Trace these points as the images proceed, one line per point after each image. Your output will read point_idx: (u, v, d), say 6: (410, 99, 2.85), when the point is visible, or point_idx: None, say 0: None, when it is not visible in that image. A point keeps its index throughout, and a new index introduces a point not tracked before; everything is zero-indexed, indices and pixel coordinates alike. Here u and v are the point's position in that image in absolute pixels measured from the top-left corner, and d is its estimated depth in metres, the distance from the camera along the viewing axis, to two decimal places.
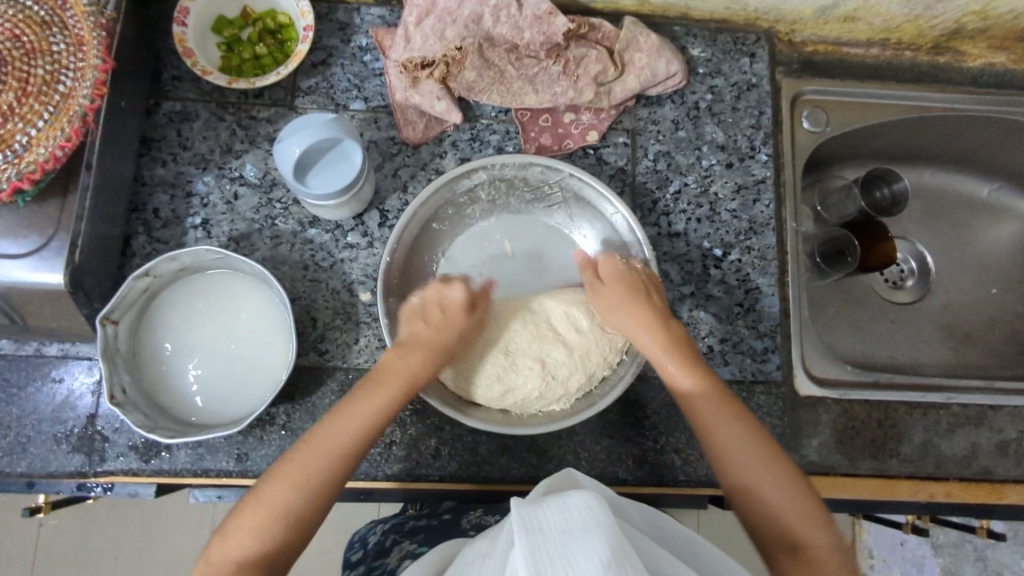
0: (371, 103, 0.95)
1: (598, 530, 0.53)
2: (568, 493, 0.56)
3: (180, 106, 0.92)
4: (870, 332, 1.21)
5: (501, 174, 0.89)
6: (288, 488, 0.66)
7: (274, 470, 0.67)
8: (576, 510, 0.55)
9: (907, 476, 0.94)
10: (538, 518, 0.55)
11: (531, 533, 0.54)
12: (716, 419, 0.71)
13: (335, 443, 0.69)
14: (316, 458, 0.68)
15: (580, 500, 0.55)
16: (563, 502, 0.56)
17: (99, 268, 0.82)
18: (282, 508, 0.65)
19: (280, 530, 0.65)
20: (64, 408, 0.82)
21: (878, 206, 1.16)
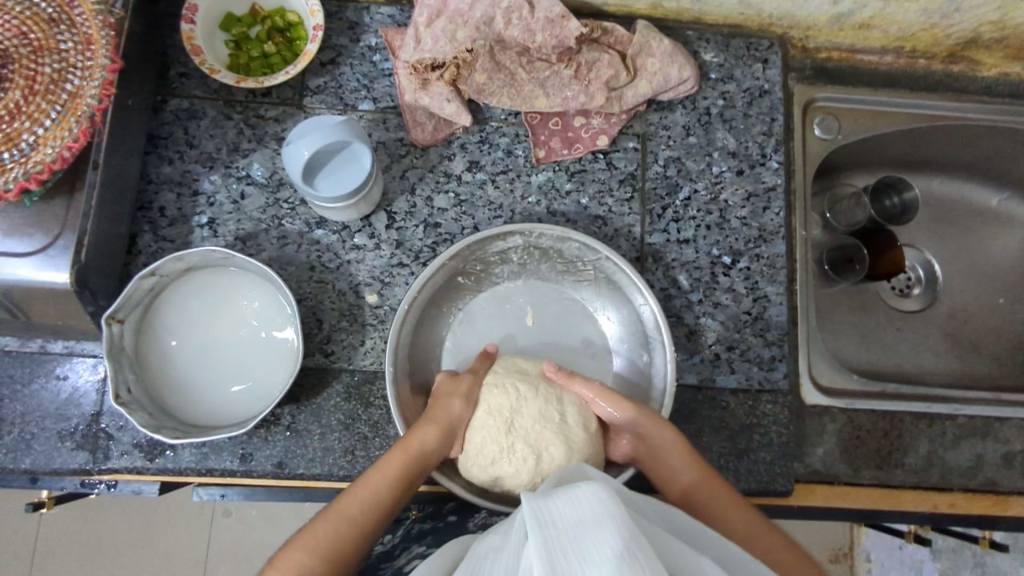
0: (380, 103, 0.94)
1: (608, 518, 0.53)
2: (579, 485, 0.56)
3: (188, 104, 0.91)
4: (876, 340, 1.20)
5: (537, 243, 0.89)
6: (334, 532, 0.66)
7: (316, 515, 0.67)
8: (586, 501, 0.54)
9: (911, 486, 0.93)
10: (550, 512, 0.55)
11: (545, 527, 0.54)
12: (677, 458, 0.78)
13: (373, 490, 0.69)
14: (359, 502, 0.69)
15: (590, 490, 0.55)
16: (574, 494, 0.55)
17: (105, 266, 0.81)
18: (330, 548, 0.65)
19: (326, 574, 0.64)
20: (68, 406, 0.82)
21: (886, 213, 1.15)
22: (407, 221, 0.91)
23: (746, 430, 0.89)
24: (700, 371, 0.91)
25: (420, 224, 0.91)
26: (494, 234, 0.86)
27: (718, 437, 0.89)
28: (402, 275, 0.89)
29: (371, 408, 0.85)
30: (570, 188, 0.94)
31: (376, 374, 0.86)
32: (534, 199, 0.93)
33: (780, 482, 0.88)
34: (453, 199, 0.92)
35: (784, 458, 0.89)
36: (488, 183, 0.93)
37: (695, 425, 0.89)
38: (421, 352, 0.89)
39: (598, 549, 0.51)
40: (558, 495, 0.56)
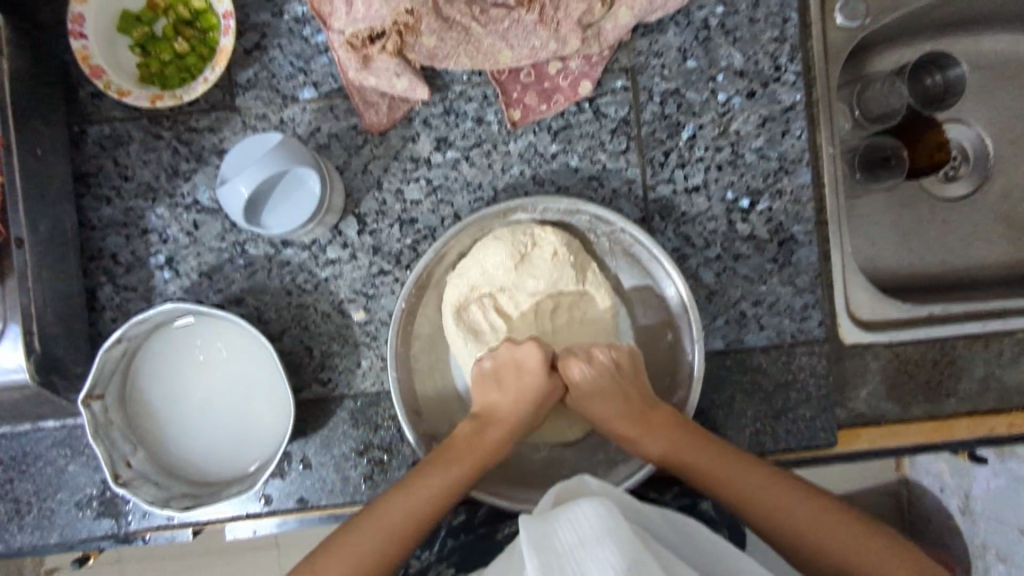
0: (322, 87, 0.81)
1: (608, 535, 0.53)
2: (577, 505, 0.56)
3: (108, 129, 0.80)
4: (918, 238, 1.08)
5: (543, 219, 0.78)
6: (395, 519, 0.67)
7: (373, 506, 0.67)
8: (585, 519, 0.54)
9: (965, 413, 0.87)
10: (549, 535, 0.54)
11: (543, 551, 0.53)
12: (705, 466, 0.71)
13: (440, 474, 0.69)
14: (428, 486, 0.69)
15: (590, 509, 0.55)
16: (573, 515, 0.55)
17: (68, 338, 0.75)
18: (393, 532, 0.66)
19: (387, 565, 0.65)
20: (79, 475, 0.81)
21: (927, 93, 1.00)
22: (380, 221, 0.81)
23: (782, 388, 0.83)
24: (726, 334, 0.83)
25: (395, 223, 0.81)
26: (490, 215, 0.75)
27: (750, 400, 0.83)
28: (387, 283, 0.81)
29: (381, 431, 0.81)
30: (556, 149, 0.82)
31: (380, 395, 0.81)
32: (516, 170, 0.82)
33: (822, 435, 0.83)
34: (426, 187, 0.81)
35: (824, 410, 0.83)
36: (462, 161, 0.81)
37: (726, 391, 0.83)
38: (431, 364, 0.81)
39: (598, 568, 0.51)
40: (556, 518, 0.55)
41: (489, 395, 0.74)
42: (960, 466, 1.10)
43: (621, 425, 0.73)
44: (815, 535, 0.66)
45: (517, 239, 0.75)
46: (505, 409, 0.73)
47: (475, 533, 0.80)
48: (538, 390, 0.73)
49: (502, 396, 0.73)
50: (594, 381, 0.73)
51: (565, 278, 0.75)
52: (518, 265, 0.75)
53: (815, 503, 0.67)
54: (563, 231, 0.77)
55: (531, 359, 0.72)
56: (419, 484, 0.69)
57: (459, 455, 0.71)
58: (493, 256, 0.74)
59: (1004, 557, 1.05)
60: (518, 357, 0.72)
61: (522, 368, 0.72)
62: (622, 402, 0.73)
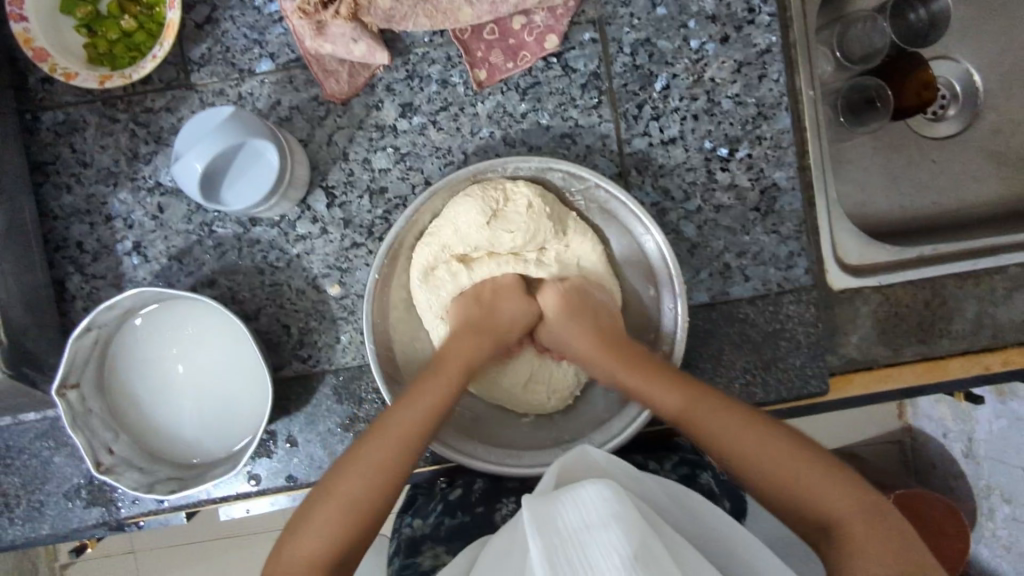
0: (279, 58, 0.78)
1: (615, 519, 0.52)
2: (584, 485, 0.55)
3: (62, 115, 0.77)
4: (907, 180, 1.05)
5: (515, 179, 0.76)
6: (380, 454, 0.64)
7: (359, 445, 0.65)
8: (592, 502, 0.53)
9: (959, 353, 0.85)
10: (556, 516, 0.52)
11: (549, 533, 0.51)
12: (708, 421, 0.65)
13: (421, 400, 0.67)
14: (413, 413, 0.66)
15: (597, 492, 0.54)
16: (579, 495, 0.54)
17: (39, 330, 0.74)
18: (380, 469, 0.64)
19: (377, 500, 0.63)
20: (66, 467, 0.80)
21: (912, 30, 0.97)
22: (349, 193, 0.79)
23: (770, 339, 0.81)
24: (710, 287, 0.82)
25: (364, 194, 0.79)
26: (460, 178, 0.72)
27: (738, 352, 0.82)
28: (361, 256, 0.79)
29: (365, 405, 0.80)
30: (525, 108, 0.79)
31: (361, 369, 0.80)
32: (486, 132, 0.79)
33: (814, 383, 0.81)
34: (394, 155, 0.79)
35: (815, 358, 0.81)
36: (429, 126, 0.79)
37: (713, 345, 0.82)
38: (410, 336, 0.79)
39: (604, 557, 0.50)
40: (562, 498, 0.54)
41: (465, 339, 0.73)
42: (963, 410, 1.15)
43: (591, 347, 0.73)
44: (833, 511, 0.59)
45: (488, 195, 0.72)
46: (474, 342, 0.73)
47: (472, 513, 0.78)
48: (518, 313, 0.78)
49: (481, 315, 0.76)
50: (564, 300, 0.76)
51: (543, 229, 0.74)
52: (491, 222, 0.72)
53: (839, 479, 0.61)
54: (536, 188, 0.75)
55: (509, 305, 0.77)
56: (399, 415, 0.66)
57: (443, 379, 0.70)
58: (464, 215, 0.72)
59: (1008, 495, 1.10)
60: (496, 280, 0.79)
61: (499, 290, 0.78)
62: (593, 317, 0.75)
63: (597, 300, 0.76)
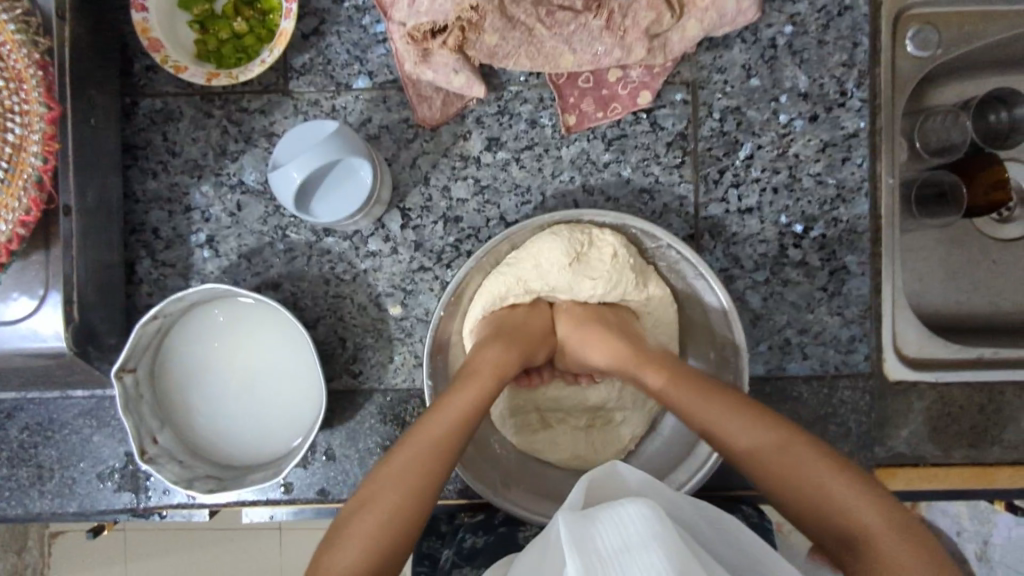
0: (377, 77, 0.79)
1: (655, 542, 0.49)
2: (622, 502, 0.52)
3: (160, 103, 0.79)
4: (965, 278, 1.05)
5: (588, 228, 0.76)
6: (433, 436, 0.60)
7: (404, 434, 0.60)
8: (632, 521, 0.50)
9: (1009, 463, 0.84)
10: (592, 536, 0.50)
11: (585, 553, 0.49)
12: (732, 423, 0.59)
13: (477, 385, 0.64)
14: (465, 398, 0.63)
15: (635, 508, 0.51)
16: (617, 513, 0.51)
17: (105, 310, 0.75)
18: (434, 438, 0.60)
19: (420, 508, 0.57)
20: (103, 447, 0.80)
21: (989, 130, 0.97)
22: (424, 218, 0.80)
23: (820, 422, 0.81)
24: (767, 361, 0.81)
25: (439, 221, 0.80)
26: (540, 222, 0.73)
27: None
28: (426, 280, 0.80)
29: (408, 429, 0.79)
30: (609, 158, 0.80)
31: (410, 393, 0.79)
32: (567, 177, 0.80)
33: None
34: (474, 186, 0.80)
35: (862, 448, 0.81)
36: (512, 163, 0.80)
37: None
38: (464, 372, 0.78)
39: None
40: (600, 516, 0.52)
41: (490, 348, 0.68)
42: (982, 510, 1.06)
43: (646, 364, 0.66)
44: (817, 502, 0.54)
45: (574, 237, 0.72)
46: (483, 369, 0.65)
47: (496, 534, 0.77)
48: (539, 328, 0.74)
49: (513, 325, 0.72)
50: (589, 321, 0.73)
51: (625, 281, 0.73)
52: (574, 264, 0.72)
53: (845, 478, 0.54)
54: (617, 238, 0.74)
55: (533, 320, 0.74)
56: (451, 400, 0.62)
57: (474, 382, 0.64)
58: (548, 253, 0.71)
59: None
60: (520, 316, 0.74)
61: (530, 319, 0.74)
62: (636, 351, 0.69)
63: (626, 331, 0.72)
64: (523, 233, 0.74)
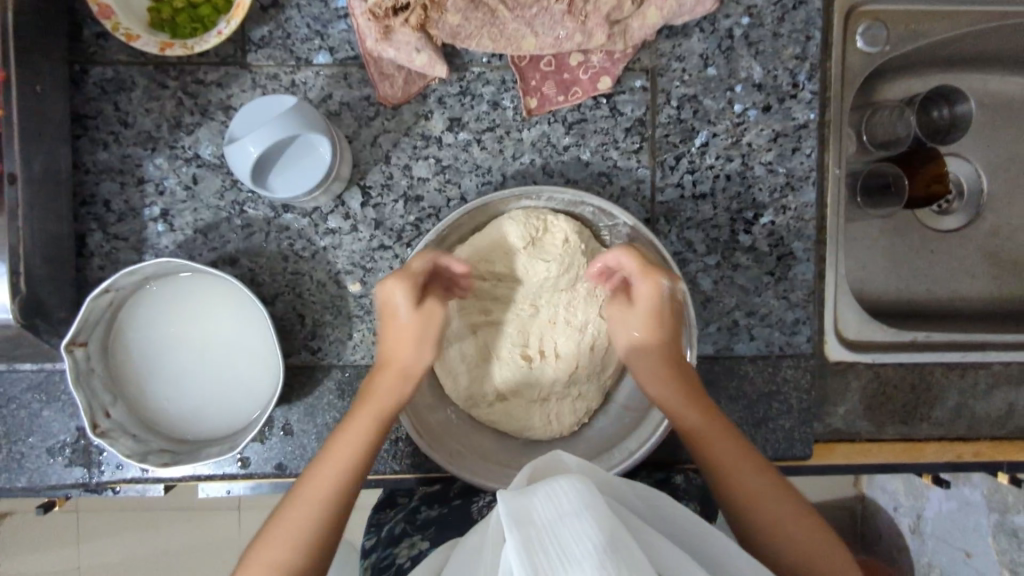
0: (338, 53, 0.79)
1: (590, 512, 0.48)
2: (557, 478, 0.51)
3: (111, 72, 0.77)
4: (906, 265, 1.10)
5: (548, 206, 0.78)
6: (347, 459, 0.64)
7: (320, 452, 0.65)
8: (566, 495, 0.49)
9: (935, 438, 0.90)
10: (531, 509, 0.48)
11: (525, 526, 0.47)
12: (727, 453, 0.67)
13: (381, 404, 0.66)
14: (367, 420, 0.66)
15: (570, 484, 0.50)
16: (551, 488, 0.49)
17: (55, 284, 0.73)
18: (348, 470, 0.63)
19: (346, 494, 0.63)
20: (53, 422, 0.79)
21: (931, 125, 1.02)
22: (385, 196, 0.80)
23: (764, 399, 0.85)
24: (716, 341, 0.85)
25: (399, 199, 0.80)
26: (498, 199, 0.74)
27: (732, 408, 0.85)
28: (386, 259, 0.80)
29: None
30: (569, 142, 0.81)
31: (369, 369, 0.80)
32: (527, 159, 0.81)
33: (798, 447, 0.85)
34: (435, 166, 0.80)
35: (803, 424, 0.85)
36: (474, 144, 0.80)
37: (710, 397, 0.85)
38: None
39: (580, 548, 0.46)
40: (536, 491, 0.50)
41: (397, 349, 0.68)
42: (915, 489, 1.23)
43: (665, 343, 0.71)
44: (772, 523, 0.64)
45: (529, 222, 0.75)
46: (394, 352, 0.68)
47: (450, 504, 0.79)
48: (417, 332, 0.68)
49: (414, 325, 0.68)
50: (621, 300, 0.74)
51: (576, 263, 0.76)
52: (529, 248, 0.75)
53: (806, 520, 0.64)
54: (569, 220, 0.77)
55: (411, 316, 0.68)
56: (357, 420, 0.65)
57: (389, 376, 0.67)
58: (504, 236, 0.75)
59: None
60: (398, 308, 0.67)
61: (396, 316, 0.68)
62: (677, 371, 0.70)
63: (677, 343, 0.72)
64: (482, 210, 0.76)
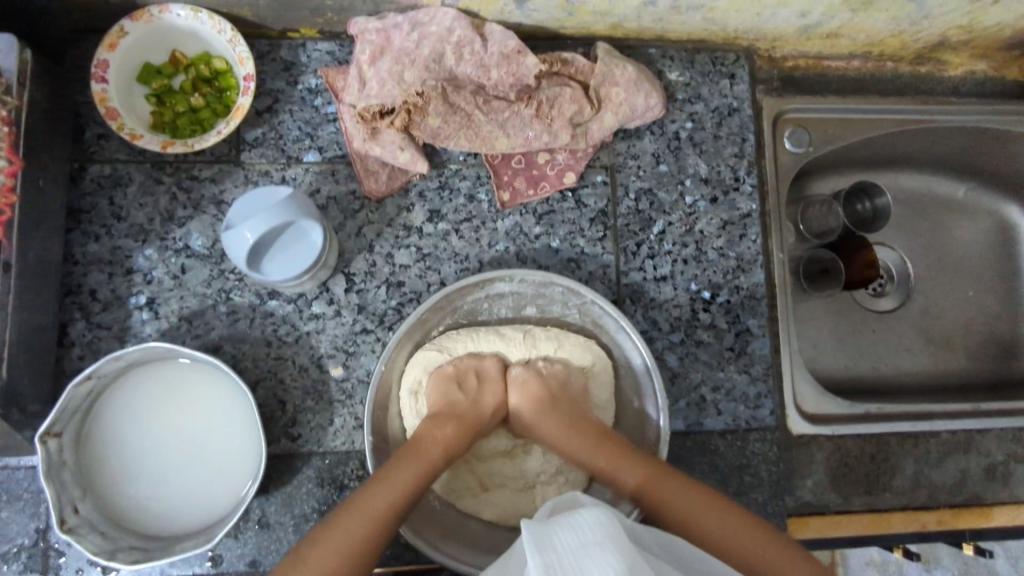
0: (326, 153, 0.86)
1: (611, 545, 0.49)
2: (580, 511, 0.52)
3: (109, 169, 0.82)
4: (853, 345, 1.18)
5: (521, 289, 0.83)
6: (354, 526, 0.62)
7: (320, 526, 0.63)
8: (588, 525, 0.50)
9: (899, 507, 0.93)
10: (551, 536, 0.50)
11: (546, 552, 0.49)
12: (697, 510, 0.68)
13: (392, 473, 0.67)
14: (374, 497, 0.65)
15: (592, 516, 0.51)
16: (574, 520, 0.51)
17: (33, 372, 0.73)
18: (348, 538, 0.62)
19: (374, 539, 0.63)
20: (11, 523, 0.75)
21: (857, 217, 1.13)
22: (367, 282, 0.84)
23: (736, 472, 0.87)
24: (687, 416, 0.88)
25: (381, 285, 0.84)
26: (472, 283, 0.79)
27: (707, 483, 0.87)
28: (368, 342, 0.83)
29: (346, 492, 0.79)
30: (539, 231, 0.88)
31: (349, 455, 0.80)
32: (501, 247, 0.87)
33: (773, 521, 0.87)
34: (416, 254, 0.85)
35: (775, 496, 0.87)
36: (452, 234, 0.87)
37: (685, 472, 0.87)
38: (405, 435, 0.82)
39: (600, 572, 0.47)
40: (559, 522, 0.52)
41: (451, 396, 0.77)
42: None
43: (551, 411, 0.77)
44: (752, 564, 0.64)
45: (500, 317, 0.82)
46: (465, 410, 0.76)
47: None
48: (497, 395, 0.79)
49: (461, 399, 0.77)
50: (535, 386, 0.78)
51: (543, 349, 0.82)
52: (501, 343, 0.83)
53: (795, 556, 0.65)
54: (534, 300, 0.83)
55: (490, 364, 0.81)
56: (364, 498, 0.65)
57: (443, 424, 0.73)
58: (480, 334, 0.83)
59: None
60: (481, 366, 0.80)
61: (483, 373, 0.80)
62: (569, 413, 0.77)
63: (572, 401, 0.79)
64: (457, 294, 0.80)
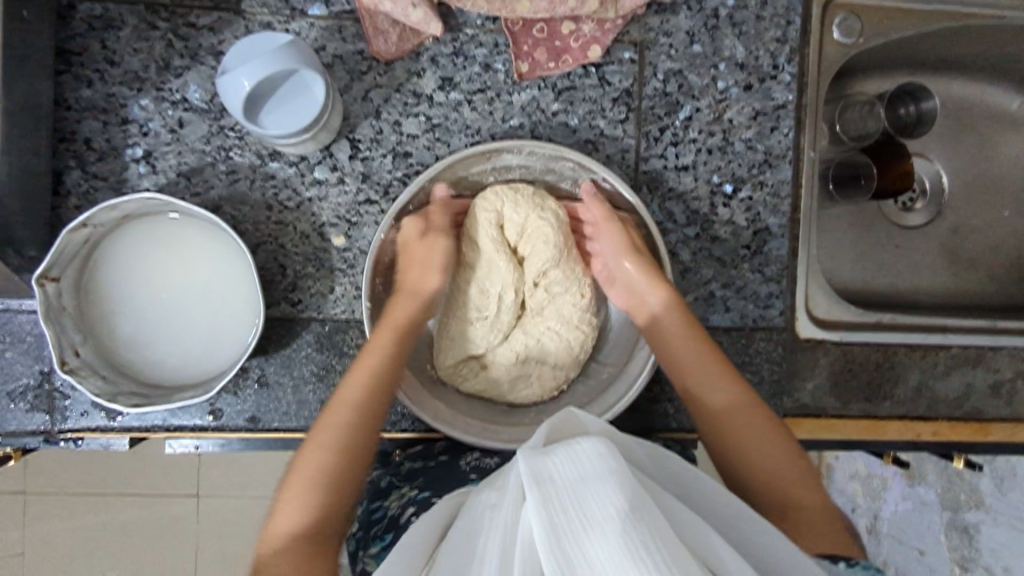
0: (333, 7, 0.79)
1: (611, 475, 0.47)
2: (581, 440, 0.49)
3: (101, 9, 0.76)
4: (871, 257, 1.14)
5: (530, 163, 0.79)
6: (311, 468, 0.63)
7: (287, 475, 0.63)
8: (586, 456, 0.48)
9: (897, 416, 0.93)
10: (548, 468, 0.48)
11: (543, 484, 0.47)
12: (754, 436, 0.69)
13: (355, 397, 0.66)
14: (343, 422, 0.65)
15: (592, 446, 0.49)
16: (574, 450, 0.49)
17: (29, 216, 0.71)
18: (326, 477, 0.62)
19: (344, 471, 0.63)
20: (15, 364, 0.76)
21: (899, 121, 1.05)
22: (373, 150, 0.80)
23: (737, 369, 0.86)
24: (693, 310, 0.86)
25: (388, 154, 0.80)
26: (481, 154, 0.75)
27: None
28: (371, 213, 0.80)
29: (345, 358, 0.79)
30: (557, 108, 0.83)
31: (348, 323, 0.79)
32: (516, 122, 0.82)
33: None
34: (425, 124, 0.81)
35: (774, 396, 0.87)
36: (464, 104, 0.81)
37: None
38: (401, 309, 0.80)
39: (599, 508, 0.45)
40: (556, 452, 0.49)
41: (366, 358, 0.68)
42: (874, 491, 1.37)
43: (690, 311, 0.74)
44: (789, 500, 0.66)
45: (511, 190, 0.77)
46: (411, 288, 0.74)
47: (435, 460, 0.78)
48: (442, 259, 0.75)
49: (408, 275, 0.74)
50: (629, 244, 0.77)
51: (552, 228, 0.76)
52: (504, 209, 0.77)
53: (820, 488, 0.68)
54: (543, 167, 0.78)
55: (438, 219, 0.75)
56: (326, 428, 0.65)
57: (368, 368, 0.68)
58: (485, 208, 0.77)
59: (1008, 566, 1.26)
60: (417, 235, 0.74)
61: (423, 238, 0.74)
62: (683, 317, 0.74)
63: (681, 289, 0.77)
64: (461, 163, 0.76)
